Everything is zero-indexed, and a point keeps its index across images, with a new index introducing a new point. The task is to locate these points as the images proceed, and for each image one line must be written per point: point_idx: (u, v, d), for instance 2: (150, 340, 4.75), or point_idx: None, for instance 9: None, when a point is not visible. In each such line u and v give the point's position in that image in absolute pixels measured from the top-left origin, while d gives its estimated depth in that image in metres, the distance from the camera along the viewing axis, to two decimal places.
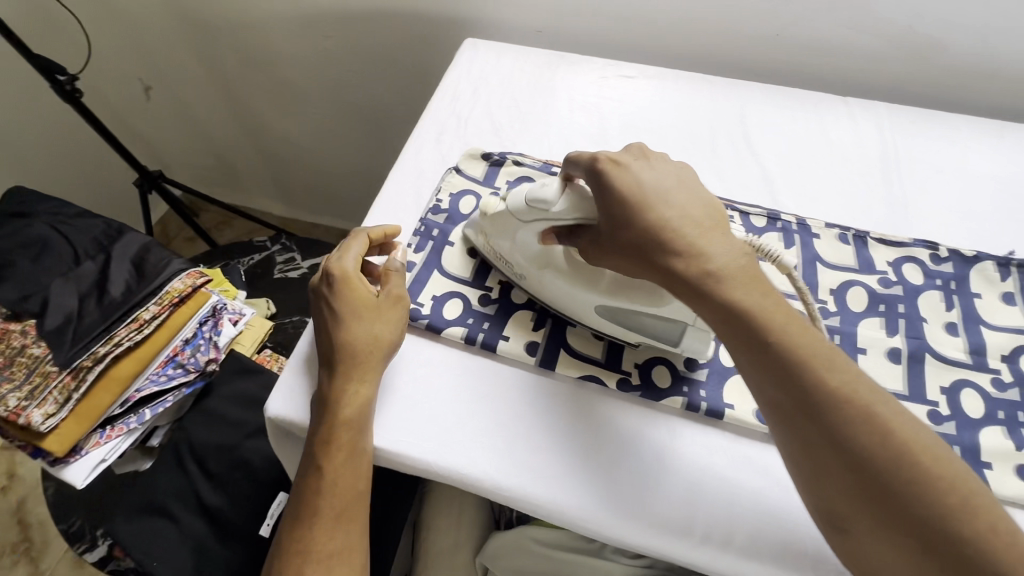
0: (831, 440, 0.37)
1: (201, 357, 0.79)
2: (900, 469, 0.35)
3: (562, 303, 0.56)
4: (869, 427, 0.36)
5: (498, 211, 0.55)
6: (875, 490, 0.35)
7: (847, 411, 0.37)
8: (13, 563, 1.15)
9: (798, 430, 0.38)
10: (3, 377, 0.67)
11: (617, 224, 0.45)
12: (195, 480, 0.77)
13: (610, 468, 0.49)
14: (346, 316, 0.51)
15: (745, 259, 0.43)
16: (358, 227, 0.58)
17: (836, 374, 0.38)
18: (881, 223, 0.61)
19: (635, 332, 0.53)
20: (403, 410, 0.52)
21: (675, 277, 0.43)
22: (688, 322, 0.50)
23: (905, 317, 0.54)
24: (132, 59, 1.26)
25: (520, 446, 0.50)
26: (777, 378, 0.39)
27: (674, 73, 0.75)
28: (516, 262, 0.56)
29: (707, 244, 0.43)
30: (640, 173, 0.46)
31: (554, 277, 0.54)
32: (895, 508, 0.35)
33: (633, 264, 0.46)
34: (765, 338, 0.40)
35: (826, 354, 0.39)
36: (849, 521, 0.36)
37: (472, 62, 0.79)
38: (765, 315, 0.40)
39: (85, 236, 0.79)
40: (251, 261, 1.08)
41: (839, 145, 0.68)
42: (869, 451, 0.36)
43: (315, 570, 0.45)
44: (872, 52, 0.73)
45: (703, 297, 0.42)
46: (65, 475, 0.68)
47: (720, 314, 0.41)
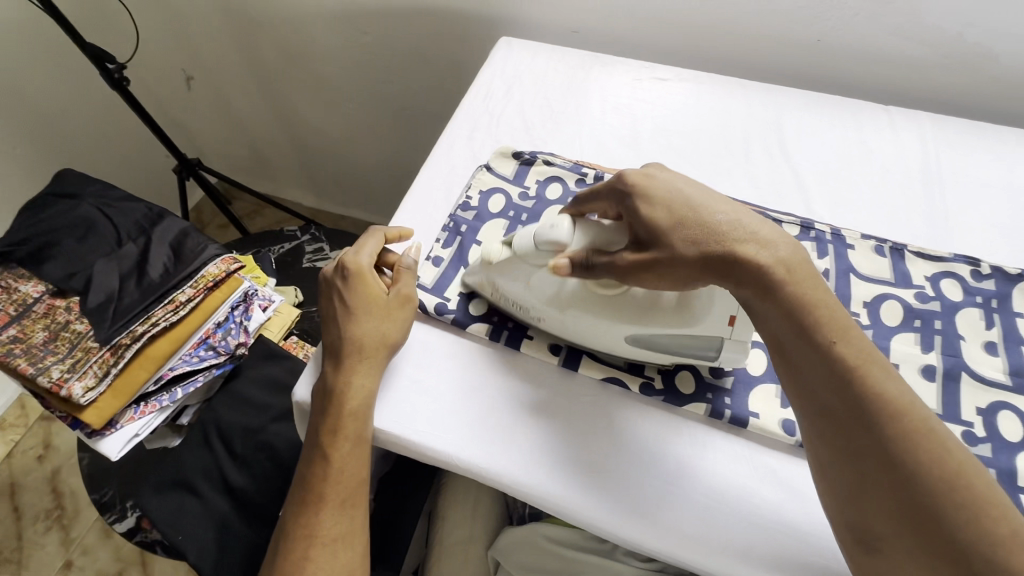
0: (881, 449, 0.36)
1: (232, 340, 0.82)
2: (949, 491, 0.34)
3: (591, 338, 0.52)
4: (924, 441, 0.36)
5: (506, 257, 0.53)
6: (917, 508, 0.35)
7: (898, 421, 0.37)
8: (47, 529, 1.21)
9: (846, 436, 0.38)
10: (48, 350, 0.71)
11: (668, 228, 0.45)
12: (221, 458, 0.79)
13: (635, 475, 0.48)
14: (355, 310, 0.52)
15: (810, 265, 0.43)
16: (374, 225, 0.59)
17: (892, 385, 0.38)
18: (920, 237, 0.60)
19: (669, 354, 0.51)
20: (437, 404, 0.52)
21: (737, 275, 0.43)
22: (725, 337, 0.49)
23: (941, 333, 0.53)
24: (175, 50, 1.30)
25: (550, 445, 0.50)
26: (830, 381, 0.39)
27: (709, 76, 0.75)
28: (532, 306, 0.53)
29: (773, 245, 0.43)
30: (671, 179, 0.47)
31: (579, 316, 0.51)
32: (938, 531, 0.34)
33: (685, 270, 0.44)
34: (825, 340, 0.40)
35: (882, 364, 0.39)
36: (883, 538, 0.36)
37: (506, 61, 0.79)
38: (825, 320, 0.40)
39: (128, 219, 0.82)
40: (281, 249, 1.11)
41: (878, 154, 0.66)
42: (920, 466, 0.35)
43: (319, 552, 0.47)
44: (918, 60, 0.71)
45: (767, 296, 0.42)
46: (101, 447, 0.71)
47: (784, 315, 0.41)
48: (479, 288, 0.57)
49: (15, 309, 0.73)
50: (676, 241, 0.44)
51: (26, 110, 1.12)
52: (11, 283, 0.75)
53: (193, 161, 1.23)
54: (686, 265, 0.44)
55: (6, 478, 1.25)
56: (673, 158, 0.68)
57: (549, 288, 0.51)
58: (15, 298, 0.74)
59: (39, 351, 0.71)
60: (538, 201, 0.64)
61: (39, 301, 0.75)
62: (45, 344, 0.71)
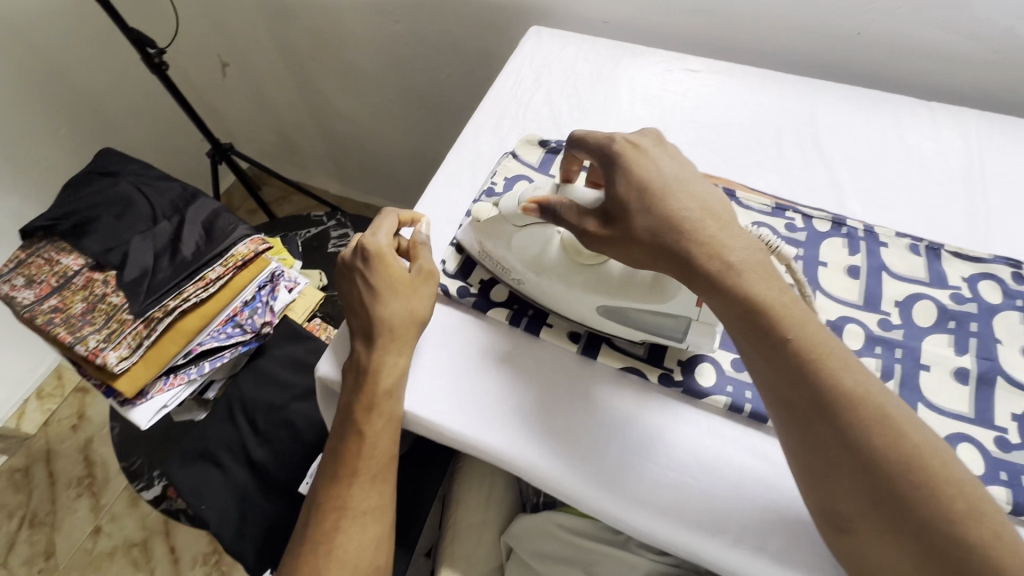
0: (841, 439, 0.37)
1: (258, 319, 0.84)
2: (905, 473, 0.35)
3: (562, 306, 0.54)
4: (881, 428, 0.36)
5: (491, 217, 0.53)
6: (879, 491, 0.36)
7: (857, 411, 0.37)
8: (78, 495, 1.26)
9: (808, 429, 0.38)
10: (85, 321, 0.74)
11: (634, 207, 0.43)
12: (244, 433, 0.80)
13: (621, 459, 0.49)
14: (381, 291, 0.53)
15: (763, 258, 0.43)
16: (386, 209, 0.60)
17: (850, 376, 0.38)
18: (958, 237, 0.58)
19: (636, 331, 0.52)
20: (431, 385, 0.53)
21: (693, 270, 0.42)
22: (692, 317, 0.49)
23: (977, 336, 0.51)
24: (213, 37, 1.33)
25: (537, 429, 0.51)
26: (791, 376, 0.39)
27: (743, 69, 0.73)
28: (511, 267, 0.54)
29: (729, 239, 0.42)
30: (659, 161, 0.45)
31: (553, 282, 0.52)
32: (898, 510, 0.35)
33: (641, 251, 0.44)
34: (783, 335, 0.40)
35: (839, 354, 0.39)
36: (850, 520, 0.37)
37: (536, 50, 0.79)
38: (783, 314, 0.40)
39: (163, 198, 0.84)
40: (307, 234, 1.13)
41: (917, 151, 0.64)
42: (878, 452, 0.36)
43: (350, 524, 0.49)
44: (966, 55, 0.68)
45: (720, 291, 0.41)
46: (132, 415, 0.74)
47: (739, 309, 0.41)
48: (472, 249, 0.58)
49: (58, 281, 0.77)
50: (638, 225, 0.43)
51: (70, 91, 1.16)
52: (53, 256, 0.79)
53: (226, 146, 1.26)
54: (653, 248, 0.43)
55: (42, 445, 1.31)
56: (702, 150, 0.67)
57: (530, 250, 0.52)
58: (58, 269, 0.78)
59: (77, 321, 0.74)
60: None
61: (79, 274, 0.78)
62: (83, 315, 0.74)
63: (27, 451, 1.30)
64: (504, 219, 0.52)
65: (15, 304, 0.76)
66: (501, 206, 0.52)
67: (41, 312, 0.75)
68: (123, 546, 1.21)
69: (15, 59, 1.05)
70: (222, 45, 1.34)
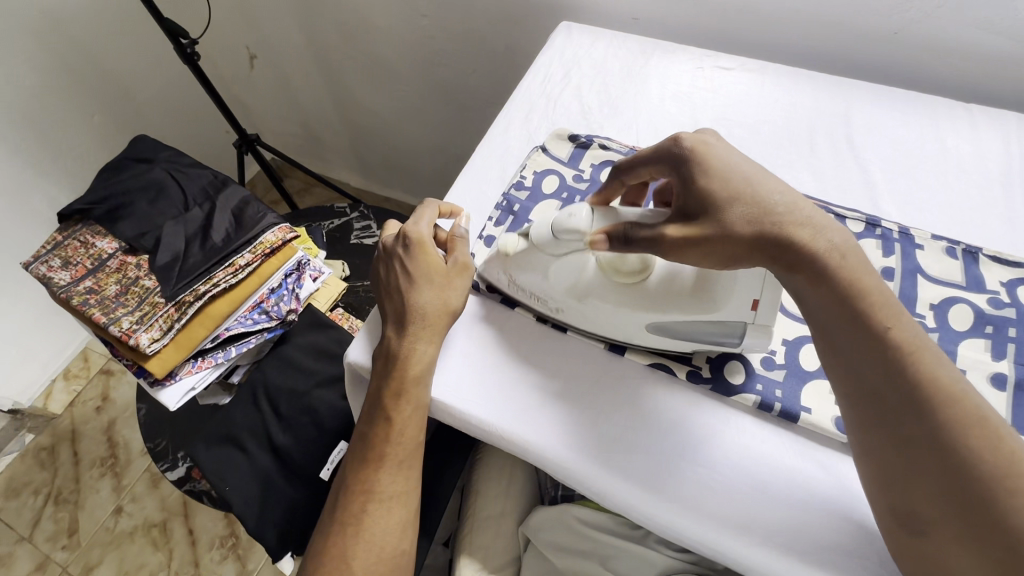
0: (930, 438, 0.35)
1: (284, 306, 0.86)
2: (1003, 476, 0.33)
3: (613, 327, 0.52)
4: (977, 430, 0.35)
5: (521, 250, 0.52)
6: (968, 495, 0.34)
7: (953, 408, 0.35)
8: (101, 475, 1.29)
9: (895, 423, 0.37)
10: (118, 302, 0.76)
11: (726, 200, 0.42)
12: (268, 419, 0.80)
13: (672, 458, 0.48)
14: (417, 278, 0.53)
15: (862, 250, 0.42)
16: (429, 199, 0.61)
17: (947, 373, 0.37)
18: (996, 242, 0.57)
19: (686, 340, 0.50)
20: (489, 372, 0.54)
21: (789, 254, 0.41)
22: (747, 322, 0.47)
23: (1016, 342, 0.50)
24: (242, 29, 1.34)
25: (591, 423, 0.50)
26: (880, 370, 0.38)
27: (776, 67, 0.72)
28: (551, 296, 0.53)
29: (829, 227, 0.42)
30: (729, 153, 0.45)
31: (598, 305, 0.50)
32: (988, 519, 0.33)
33: (736, 247, 0.42)
34: (877, 324, 0.38)
35: (936, 352, 0.38)
36: (931, 521, 0.35)
37: (566, 45, 0.79)
38: (878, 304, 0.39)
39: (195, 185, 0.86)
40: (331, 225, 1.14)
41: (955, 154, 0.63)
42: (974, 453, 0.34)
43: (376, 508, 0.50)
44: (1008, 57, 0.67)
45: (816, 278, 0.41)
46: (162, 396, 0.76)
47: (832, 299, 0.40)
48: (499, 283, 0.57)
49: (92, 263, 0.79)
50: (732, 216, 0.42)
51: (104, 80, 1.19)
52: (89, 239, 0.81)
53: (252, 136, 1.27)
54: (740, 242, 0.42)
55: (67, 425, 1.34)
56: (732, 148, 0.66)
57: (569, 278, 0.51)
58: (93, 252, 0.80)
59: (111, 303, 0.75)
60: (592, 184, 0.63)
61: (113, 257, 0.80)
62: (117, 297, 0.76)
63: (53, 430, 1.34)
64: (536, 249, 0.51)
65: (51, 284, 0.78)
66: (533, 236, 0.51)
67: (76, 293, 0.77)
68: (143, 526, 1.23)
69: (53, 47, 1.07)
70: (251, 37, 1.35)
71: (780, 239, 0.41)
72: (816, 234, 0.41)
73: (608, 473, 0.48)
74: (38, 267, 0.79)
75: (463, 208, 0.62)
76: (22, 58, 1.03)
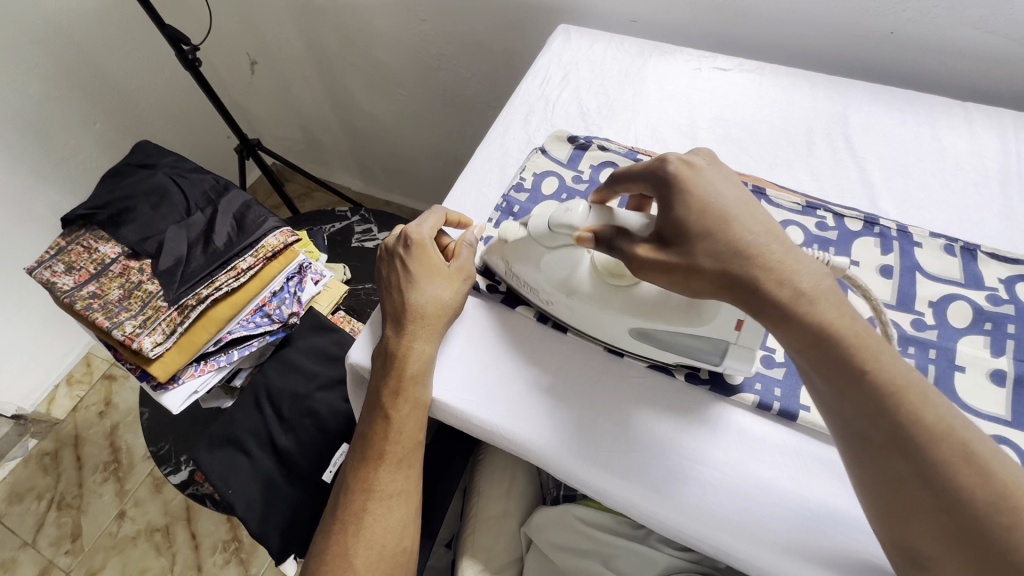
0: (924, 476, 0.34)
1: (286, 309, 0.86)
2: (996, 514, 0.32)
3: (598, 327, 0.53)
4: (966, 467, 0.34)
5: (518, 238, 0.53)
6: (967, 532, 0.33)
7: (939, 445, 0.34)
8: (104, 480, 1.29)
9: (884, 465, 0.35)
10: (121, 307, 0.76)
11: (695, 235, 0.41)
12: (270, 422, 0.80)
13: (660, 480, 0.47)
14: (417, 278, 0.54)
15: (832, 287, 0.39)
16: (439, 206, 0.61)
17: (933, 411, 0.35)
18: (993, 239, 0.57)
19: (670, 349, 0.50)
20: (466, 401, 0.52)
21: (759, 298, 0.39)
22: (730, 341, 0.47)
23: (1014, 338, 0.50)
24: (242, 35, 1.35)
25: (582, 442, 0.50)
26: (863, 411, 0.36)
27: (773, 68, 0.73)
28: (540, 288, 0.53)
29: (797, 267, 0.39)
30: (714, 181, 0.43)
31: (586, 304, 0.51)
32: (991, 557, 0.32)
33: (703, 283, 0.41)
34: (858, 366, 0.37)
35: (919, 388, 0.36)
36: (932, 557, 0.34)
37: (565, 47, 0.80)
38: (855, 346, 0.37)
39: (197, 189, 0.86)
40: (332, 228, 1.14)
41: (952, 152, 0.63)
42: (964, 488, 0.33)
43: (377, 506, 0.50)
44: (1003, 56, 0.67)
45: (789, 322, 0.38)
46: (164, 400, 0.76)
47: (808, 338, 0.38)
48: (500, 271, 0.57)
49: (95, 268, 0.80)
50: (700, 252, 0.41)
51: (104, 85, 1.19)
52: (92, 244, 0.82)
53: (253, 141, 1.27)
54: (704, 277, 0.41)
55: (71, 430, 1.35)
56: (731, 148, 0.67)
57: (560, 272, 0.51)
58: (96, 257, 0.81)
59: (114, 307, 0.76)
60: (591, 185, 0.64)
61: (116, 262, 0.80)
62: (120, 301, 0.77)
63: (56, 435, 1.34)
64: (531, 240, 0.52)
65: (55, 289, 0.78)
66: (530, 228, 0.52)
67: (79, 297, 0.77)
68: (146, 530, 1.23)
69: (54, 54, 1.08)
70: (251, 43, 1.36)
71: (773, 257, 0.40)
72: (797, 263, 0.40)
73: (603, 483, 0.48)
74: (42, 271, 0.80)
75: (472, 218, 0.62)
76: (26, 66, 1.04)
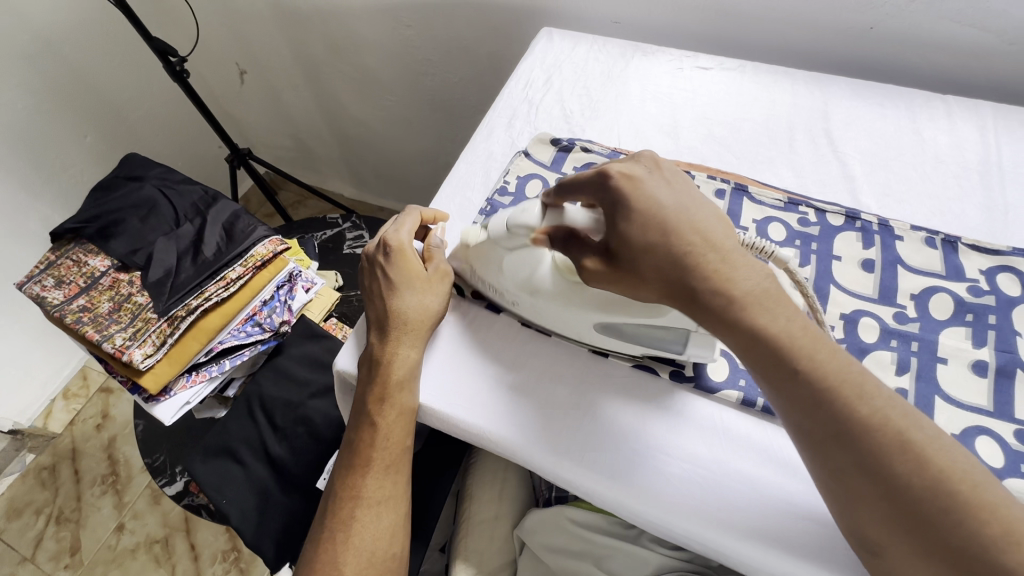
0: (863, 467, 0.34)
1: (277, 318, 0.86)
2: (933, 500, 0.32)
3: (566, 326, 0.53)
4: (903, 455, 0.34)
5: (479, 241, 0.54)
6: (907, 517, 0.33)
7: (874, 437, 0.34)
8: (102, 493, 1.29)
9: (826, 457, 0.36)
10: (111, 320, 0.76)
11: (639, 251, 0.40)
12: (263, 430, 0.80)
13: (642, 471, 0.48)
14: (398, 285, 0.54)
15: (772, 287, 0.40)
16: (411, 206, 0.61)
17: (867, 404, 0.35)
18: (974, 231, 0.57)
19: (636, 343, 0.51)
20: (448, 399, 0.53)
21: (698, 305, 0.40)
22: (690, 330, 0.47)
23: (995, 329, 0.50)
24: (231, 45, 1.35)
25: (561, 437, 0.50)
26: (803, 406, 0.37)
27: (754, 65, 0.73)
28: (505, 288, 0.54)
29: (737, 270, 0.40)
30: (655, 191, 0.42)
31: (554, 305, 0.51)
32: (933, 539, 0.32)
33: (648, 291, 0.42)
34: (791, 364, 0.37)
35: (856, 383, 0.36)
36: (881, 544, 0.34)
37: (547, 50, 0.80)
38: (792, 345, 0.37)
39: (186, 200, 0.87)
40: (323, 236, 1.15)
41: (932, 145, 0.63)
42: (901, 477, 0.33)
43: (366, 513, 0.50)
44: (978, 49, 0.68)
45: (726, 325, 0.39)
46: (156, 412, 0.76)
47: (744, 340, 0.38)
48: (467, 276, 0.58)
49: (85, 281, 0.80)
50: (644, 267, 0.40)
51: (92, 98, 1.19)
52: (82, 258, 0.82)
53: (244, 151, 1.27)
54: (649, 286, 0.41)
55: (68, 443, 1.35)
56: (713, 147, 0.67)
57: (521, 274, 0.52)
58: (85, 271, 0.81)
59: (105, 320, 0.76)
60: None
61: (106, 275, 0.81)
62: (110, 314, 0.77)
63: (54, 449, 1.34)
64: (490, 243, 0.52)
65: (45, 303, 0.78)
66: (490, 231, 0.52)
67: (69, 311, 0.77)
68: (146, 542, 1.23)
69: (41, 69, 1.08)
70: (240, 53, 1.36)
71: (710, 266, 0.39)
72: (739, 275, 0.39)
73: (587, 483, 0.48)
74: (31, 286, 0.80)
75: (446, 215, 0.63)
76: (14, 82, 1.04)
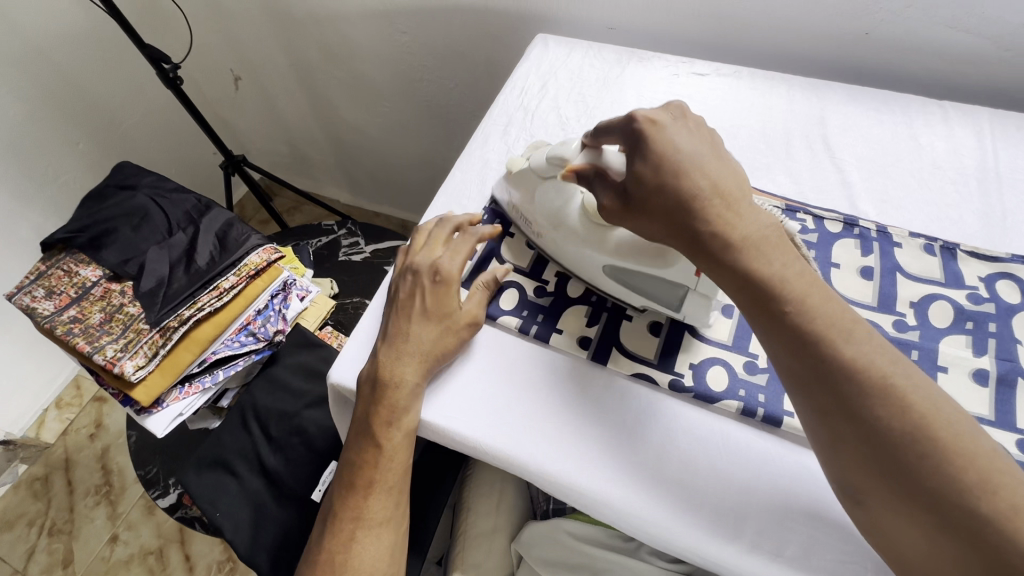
0: (844, 407, 0.36)
1: (271, 327, 0.85)
2: (911, 444, 0.34)
3: (580, 266, 0.56)
4: (885, 399, 0.35)
5: (521, 169, 0.58)
6: (887, 462, 0.35)
7: (857, 380, 0.36)
8: (95, 504, 1.27)
9: (812, 398, 0.38)
10: (102, 331, 0.75)
11: (651, 188, 0.43)
12: (258, 441, 0.79)
13: (642, 471, 0.48)
14: (431, 318, 0.53)
15: (772, 235, 0.42)
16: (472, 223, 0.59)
17: (852, 346, 0.37)
18: (973, 237, 0.57)
19: (639, 293, 0.53)
20: (450, 393, 0.53)
21: (700, 248, 0.42)
22: (690, 287, 0.49)
23: (996, 336, 0.50)
24: (226, 52, 1.34)
25: (564, 419, 0.51)
26: (792, 347, 0.39)
27: (750, 71, 0.73)
28: (534, 219, 0.58)
29: (742, 217, 0.42)
30: (675, 136, 0.44)
31: (570, 240, 0.55)
32: (909, 480, 0.34)
33: (655, 228, 0.44)
34: (782, 308, 0.39)
35: (845, 328, 0.38)
36: (865, 493, 0.36)
37: (543, 56, 0.80)
38: (785, 290, 0.39)
39: (179, 209, 0.86)
40: (319, 243, 1.14)
41: (930, 151, 0.63)
42: (881, 421, 0.35)
43: (366, 535, 0.50)
44: (975, 56, 0.68)
45: (722, 268, 0.41)
46: (148, 424, 0.75)
47: (739, 279, 0.41)
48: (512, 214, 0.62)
49: (76, 292, 0.79)
50: (653, 203, 0.43)
51: (85, 105, 1.18)
52: (72, 268, 0.81)
53: (239, 157, 1.26)
54: (658, 222, 0.43)
55: (61, 453, 1.33)
56: None
57: (551, 206, 0.55)
58: (76, 281, 0.80)
59: (96, 331, 0.75)
60: None
61: (97, 285, 0.79)
62: (101, 325, 0.76)
63: (46, 459, 1.32)
64: (532, 171, 0.57)
65: (35, 314, 0.77)
66: (534, 160, 0.56)
67: (59, 322, 0.76)
68: (140, 554, 1.22)
69: (33, 76, 1.07)
70: (235, 59, 1.35)
71: (715, 212, 0.41)
72: (745, 220, 0.42)
73: (588, 472, 0.48)
74: (21, 297, 0.79)
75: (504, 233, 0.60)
76: (5, 90, 1.03)
